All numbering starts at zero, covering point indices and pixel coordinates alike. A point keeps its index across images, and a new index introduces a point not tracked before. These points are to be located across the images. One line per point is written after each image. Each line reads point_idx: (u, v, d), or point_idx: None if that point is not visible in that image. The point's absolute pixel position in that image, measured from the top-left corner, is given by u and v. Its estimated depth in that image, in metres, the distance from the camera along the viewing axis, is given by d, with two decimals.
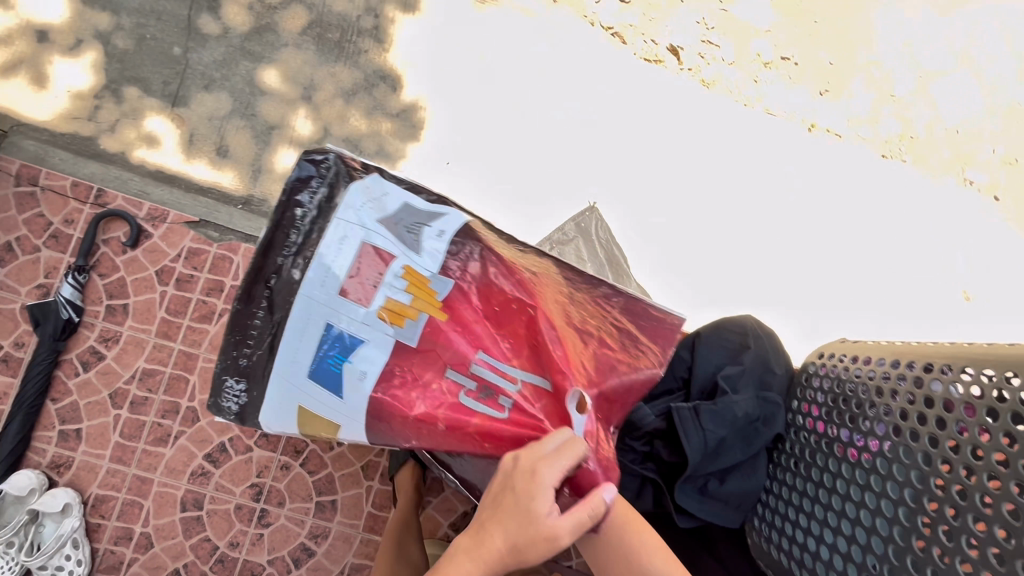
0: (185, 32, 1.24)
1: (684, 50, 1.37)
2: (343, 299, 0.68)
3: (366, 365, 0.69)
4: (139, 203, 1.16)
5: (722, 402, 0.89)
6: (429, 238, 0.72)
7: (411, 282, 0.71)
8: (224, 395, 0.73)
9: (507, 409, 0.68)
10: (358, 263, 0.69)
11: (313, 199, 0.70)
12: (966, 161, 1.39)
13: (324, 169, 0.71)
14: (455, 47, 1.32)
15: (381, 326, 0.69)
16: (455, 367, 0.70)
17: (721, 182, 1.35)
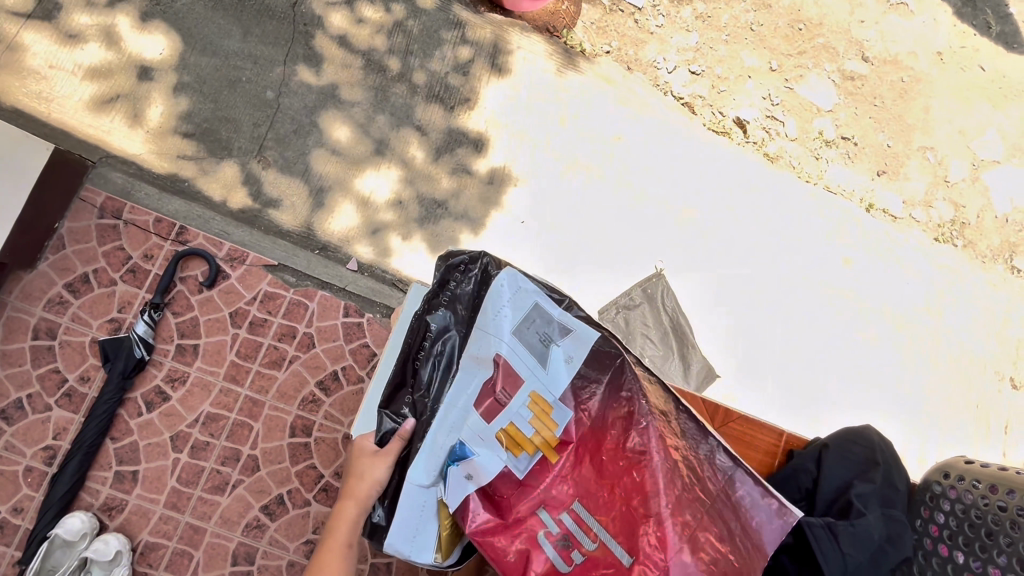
0: (280, 77, 1.23)
1: (749, 123, 1.53)
2: (474, 409, 0.74)
3: (473, 470, 0.72)
4: (219, 243, 1.14)
5: (863, 521, 0.63)
6: (556, 359, 0.75)
7: (533, 404, 0.75)
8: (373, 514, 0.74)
9: (576, 565, 0.67)
10: (489, 373, 0.75)
11: (448, 301, 0.78)
12: (1015, 251, 1.68)
13: (469, 272, 0.79)
14: (538, 106, 1.35)
15: (496, 446, 0.74)
16: (552, 497, 0.71)
17: (774, 257, 1.47)
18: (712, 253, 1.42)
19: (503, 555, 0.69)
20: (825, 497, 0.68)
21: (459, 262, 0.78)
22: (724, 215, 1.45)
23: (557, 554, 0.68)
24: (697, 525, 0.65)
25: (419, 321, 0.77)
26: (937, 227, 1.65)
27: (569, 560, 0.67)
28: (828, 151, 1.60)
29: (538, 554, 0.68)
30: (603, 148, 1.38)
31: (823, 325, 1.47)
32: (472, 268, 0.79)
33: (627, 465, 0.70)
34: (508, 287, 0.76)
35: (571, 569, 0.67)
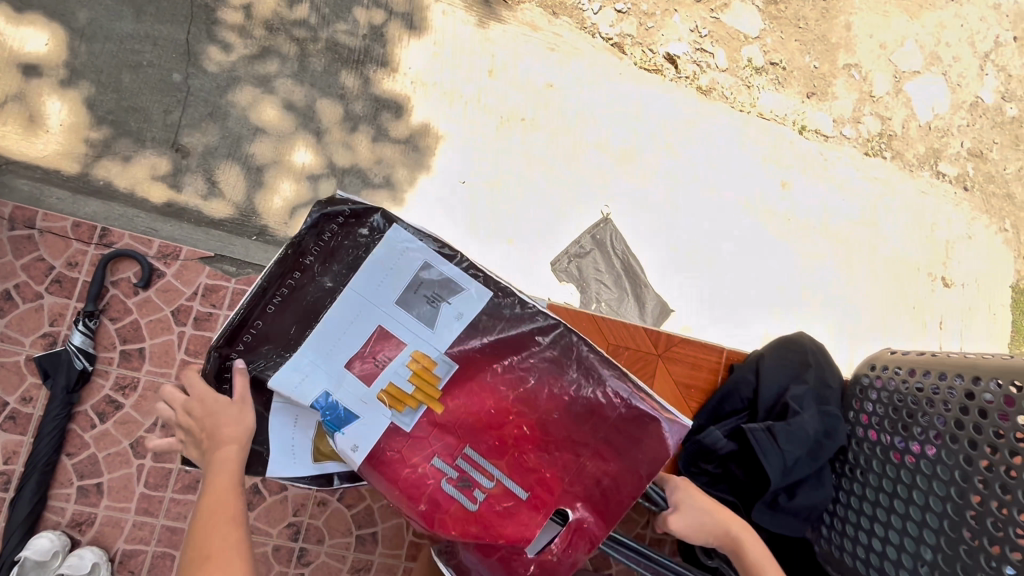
0: (184, 57, 1.16)
1: (680, 58, 1.53)
2: (348, 372, 0.73)
3: (358, 442, 0.71)
4: (148, 241, 1.09)
5: (796, 421, 0.68)
6: (445, 318, 0.73)
7: (413, 363, 0.73)
8: None
9: (480, 503, 0.71)
10: (364, 340, 0.73)
11: (316, 253, 0.73)
12: (939, 157, 1.77)
13: (348, 226, 0.73)
14: (464, 59, 1.32)
15: (380, 407, 0.72)
16: (445, 448, 0.73)
17: (716, 190, 1.50)
18: (657, 192, 1.44)
19: (415, 507, 0.72)
20: (767, 402, 0.73)
21: (340, 213, 0.72)
22: (664, 153, 1.47)
23: (461, 496, 0.72)
24: (579, 459, 0.72)
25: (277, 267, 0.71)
26: (866, 142, 1.71)
27: (473, 499, 0.72)
28: (759, 79, 1.61)
29: (445, 501, 0.71)
30: (535, 97, 1.36)
31: (766, 248, 1.53)
32: (352, 221, 0.73)
33: (515, 417, 0.73)
34: (389, 242, 0.73)
35: (476, 507, 0.71)
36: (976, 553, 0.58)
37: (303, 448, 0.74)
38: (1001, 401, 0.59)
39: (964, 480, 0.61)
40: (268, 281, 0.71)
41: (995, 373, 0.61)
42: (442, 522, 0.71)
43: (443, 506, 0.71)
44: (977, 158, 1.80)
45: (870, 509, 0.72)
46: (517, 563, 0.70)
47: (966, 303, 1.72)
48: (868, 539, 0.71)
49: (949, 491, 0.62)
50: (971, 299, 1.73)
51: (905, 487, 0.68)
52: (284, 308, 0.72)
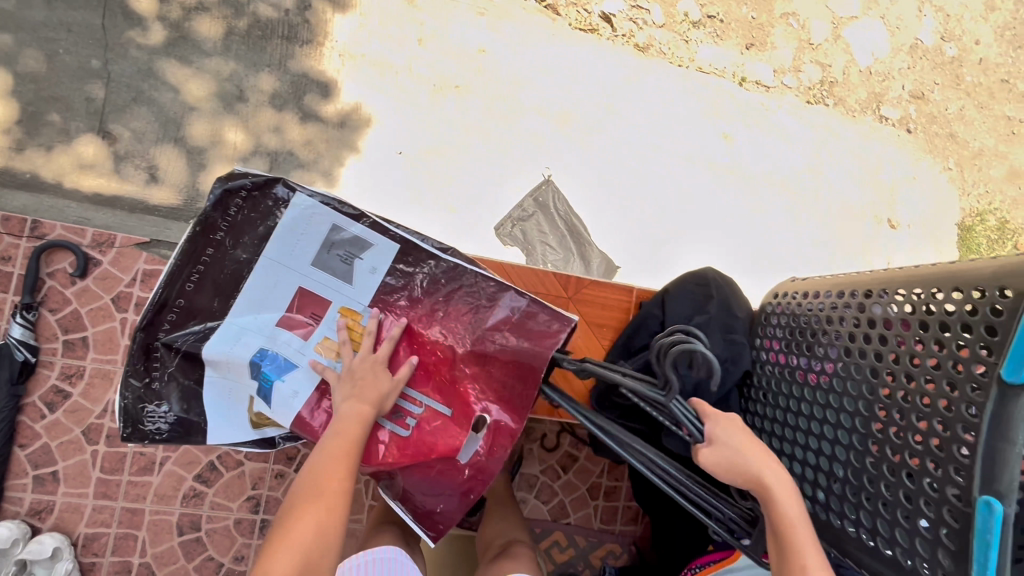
0: (101, 43, 1.14)
1: (615, 16, 1.52)
2: (280, 329, 0.78)
3: (295, 390, 0.78)
4: (81, 231, 1.09)
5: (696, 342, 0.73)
6: (361, 272, 0.77)
7: (340, 316, 0.79)
8: (146, 419, 0.76)
9: (411, 428, 0.78)
10: (290, 300, 0.78)
11: (226, 228, 0.73)
12: (881, 101, 1.79)
13: (253, 200, 0.73)
14: (392, 28, 1.31)
15: (315, 358, 0.79)
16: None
17: (657, 147, 1.52)
18: (596, 151, 1.46)
19: None
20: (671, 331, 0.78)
21: (242, 186, 0.71)
22: (602, 113, 1.48)
23: (393, 425, 0.78)
24: (489, 373, 0.77)
25: (188, 247, 0.72)
26: (808, 90, 1.72)
27: (405, 426, 0.78)
28: (697, 33, 1.62)
29: (380, 433, 0.78)
30: (468, 63, 1.36)
31: (710, 200, 1.56)
32: (256, 194, 0.72)
33: (430, 348, 0.80)
34: (295, 209, 0.74)
35: (409, 432, 0.78)
36: (863, 454, 0.61)
37: (240, 413, 0.79)
38: (888, 310, 0.62)
39: (850, 387, 0.64)
40: (183, 263, 0.72)
41: (875, 285, 0.64)
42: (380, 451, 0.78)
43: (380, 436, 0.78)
44: (919, 100, 1.83)
45: (779, 431, 0.75)
46: (452, 472, 0.77)
47: (912, 243, 1.76)
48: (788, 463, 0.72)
49: (838, 400, 0.65)
50: (917, 239, 1.77)
51: (804, 404, 0.71)
52: (202, 285, 0.74)
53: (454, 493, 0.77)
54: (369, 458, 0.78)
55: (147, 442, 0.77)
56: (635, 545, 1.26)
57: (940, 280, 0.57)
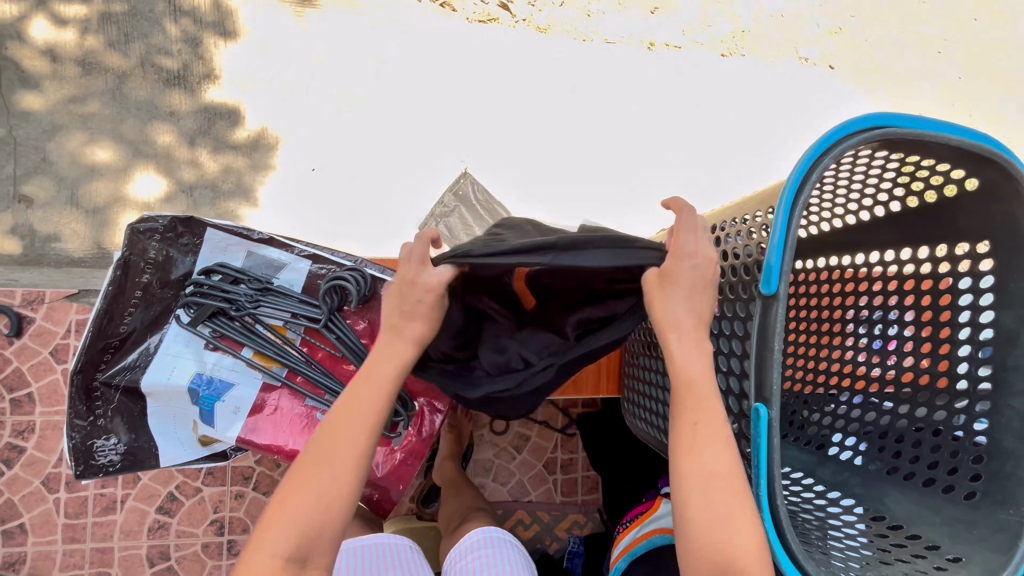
0: (5, 112, 1.20)
1: (512, 3, 1.53)
2: (211, 350, 0.71)
3: (240, 404, 0.71)
4: (10, 293, 1.13)
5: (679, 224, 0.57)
6: (278, 295, 0.73)
7: (275, 331, 0.73)
8: (98, 453, 0.67)
9: None
10: (210, 327, 0.71)
11: (150, 262, 0.69)
12: (798, 42, 1.79)
13: (171, 236, 0.69)
14: (285, 52, 1.34)
15: (251, 373, 0.72)
16: (306, 385, 0.73)
17: (571, 123, 1.54)
18: (509, 138, 1.48)
19: (293, 444, 0.71)
20: (620, 259, 0.56)
21: (156, 227, 0.68)
22: (512, 99, 1.50)
23: None
24: None
25: (113, 287, 0.66)
26: (722, 43, 1.72)
27: None
28: (598, 5, 1.61)
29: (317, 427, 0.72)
30: (368, 73, 1.39)
31: (632, 167, 1.58)
32: (172, 233, 0.69)
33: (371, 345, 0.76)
34: (209, 241, 0.71)
35: None
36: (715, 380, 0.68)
37: (181, 435, 0.70)
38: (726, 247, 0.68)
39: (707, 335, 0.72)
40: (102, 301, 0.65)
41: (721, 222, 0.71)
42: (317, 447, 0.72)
43: None
44: (838, 34, 1.81)
45: None
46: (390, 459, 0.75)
47: None
48: None
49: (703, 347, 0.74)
50: None
51: None
52: (141, 321, 0.69)
53: (389, 475, 0.75)
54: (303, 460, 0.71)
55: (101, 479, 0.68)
56: (598, 512, 1.29)
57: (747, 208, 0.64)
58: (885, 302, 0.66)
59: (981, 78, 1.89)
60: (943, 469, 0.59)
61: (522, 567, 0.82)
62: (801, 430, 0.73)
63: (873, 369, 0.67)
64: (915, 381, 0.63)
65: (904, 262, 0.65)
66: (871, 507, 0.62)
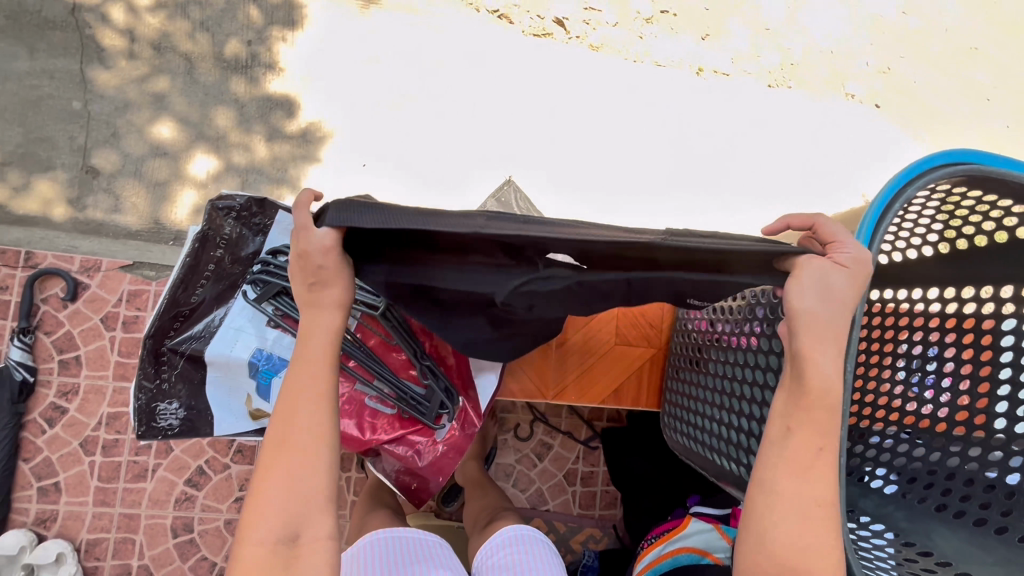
0: (81, 85, 1.25)
1: (567, 20, 1.57)
2: (271, 327, 0.73)
3: None
4: (70, 258, 1.18)
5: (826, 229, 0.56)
6: None
7: None
8: (160, 416, 0.71)
9: (395, 409, 0.75)
10: (272, 305, 0.72)
11: (224, 238, 0.71)
12: (844, 79, 1.79)
13: (247, 215, 0.72)
14: (348, 50, 1.39)
15: None
16: (359, 370, 0.75)
17: (616, 140, 1.57)
18: (554, 150, 1.51)
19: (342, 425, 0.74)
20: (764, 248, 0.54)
21: (234, 205, 0.70)
22: (560, 112, 1.53)
23: (378, 404, 0.75)
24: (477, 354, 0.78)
25: (191, 260, 0.69)
26: (769, 74, 1.74)
27: (389, 406, 0.75)
28: (650, 28, 1.64)
29: (364, 411, 0.75)
30: (424, 76, 1.44)
31: (672, 188, 1.60)
32: (248, 212, 0.71)
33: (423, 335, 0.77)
34: (279, 223, 0.73)
35: (393, 413, 0.75)
36: None
37: (235, 407, 0.73)
38: None
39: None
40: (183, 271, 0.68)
41: None
42: (362, 431, 0.74)
43: (366, 417, 0.75)
44: (886, 73, 1.82)
45: None
46: (430, 450, 0.76)
47: None
48: None
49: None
50: None
51: None
52: (212, 294, 0.72)
53: (429, 467, 0.76)
54: (349, 441, 0.74)
55: (160, 440, 0.72)
56: (614, 528, 1.28)
57: None
58: (939, 340, 0.70)
59: None
60: (995, 510, 0.64)
61: (554, 564, 0.82)
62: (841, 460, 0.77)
63: (923, 406, 0.70)
64: (968, 420, 0.67)
65: (946, 300, 0.69)
66: (917, 542, 0.67)
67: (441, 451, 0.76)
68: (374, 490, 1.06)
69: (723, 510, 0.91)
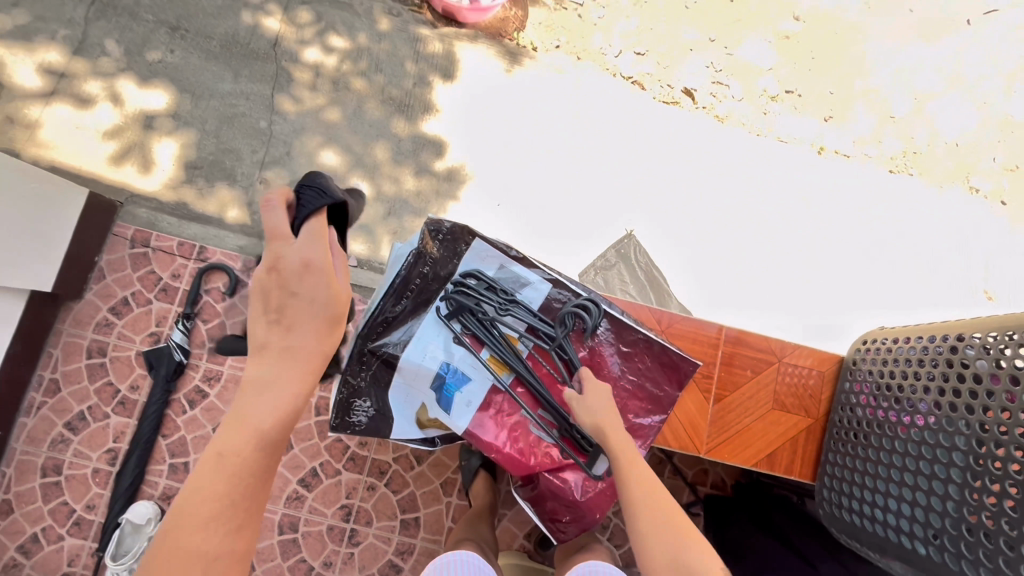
0: (268, 108, 1.41)
1: (696, 91, 1.65)
2: (456, 344, 0.78)
3: (472, 398, 0.77)
4: (235, 256, 1.30)
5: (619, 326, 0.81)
6: (521, 311, 0.79)
7: (510, 340, 0.79)
8: (352, 412, 0.76)
9: (558, 439, 0.77)
10: (460, 324, 0.78)
11: (429, 259, 0.78)
12: (970, 172, 1.77)
13: (450, 240, 0.79)
14: (496, 100, 1.51)
15: (484, 373, 0.78)
16: (527, 397, 0.78)
17: (734, 207, 1.60)
18: (674, 210, 1.56)
19: (508, 448, 0.76)
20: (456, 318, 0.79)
21: (444, 229, 0.77)
22: (682, 175, 1.58)
23: (541, 432, 0.77)
24: (634, 397, 0.81)
25: (404, 273, 0.75)
26: (891, 160, 1.74)
27: (553, 436, 0.77)
28: (775, 106, 1.70)
29: (528, 437, 0.77)
30: (560, 129, 1.54)
31: (787, 260, 1.60)
32: (453, 236, 0.78)
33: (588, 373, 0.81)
34: (473, 249, 0.79)
35: (555, 443, 0.77)
36: (972, 489, 0.65)
37: (411, 414, 0.78)
38: (981, 365, 0.67)
39: (925, 439, 0.72)
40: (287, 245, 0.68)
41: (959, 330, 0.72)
42: (527, 457, 0.76)
43: (529, 443, 0.77)
44: (1014, 171, 1.78)
45: (870, 469, 0.80)
46: (589, 486, 0.76)
47: None
48: (895, 505, 0.75)
49: (916, 450, 0.73)
50: None
51: (899, 444, 0.75)
52: (411, 306, 0.78)
53: (585, 502, 0.76)
54: (513, 465, 0.76)
55: (348, 434, 0.76)
56: None
57: (1014, 323, 0.65)
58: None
59: None
60: None
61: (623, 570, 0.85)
62: None
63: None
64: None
65: None
66: None
67: (599, 488, 0.76)
68: (472, 518, 1.10)
69: None
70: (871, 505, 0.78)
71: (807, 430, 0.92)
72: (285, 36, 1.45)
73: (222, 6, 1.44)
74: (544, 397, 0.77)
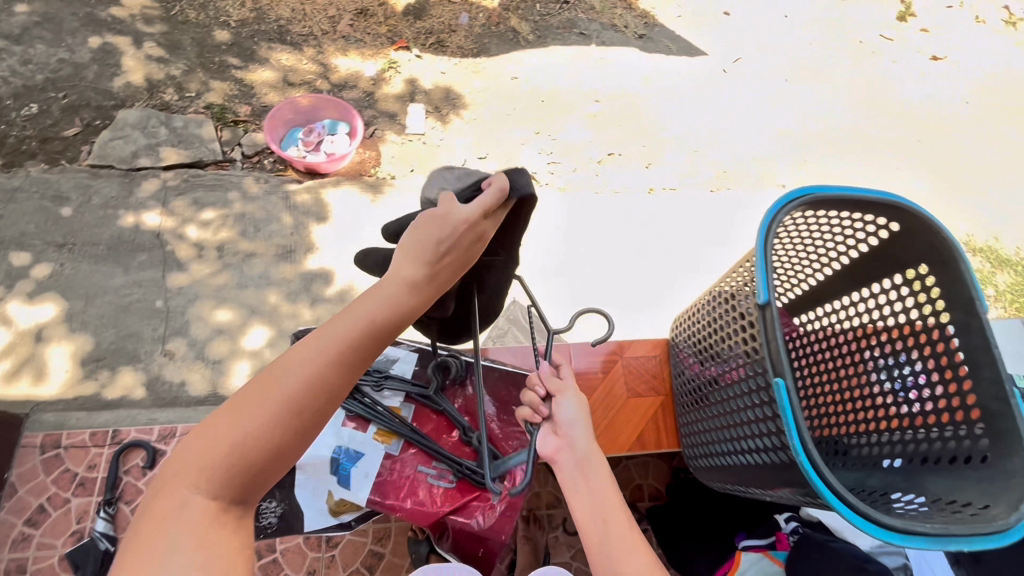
0: (161, 288, 1.55)
1: (536, 174, 1.97)
2: (345, 427, 0.90)
3: (369, 470, 0.87)
4: (150, 429, 1.35)
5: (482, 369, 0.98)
6: (393, 380, 0.93)
7: (392, 410, 0.92)
8: (264, 515, 0.84)
9: (454, 480, 0.87)
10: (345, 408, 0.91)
11: None
12: (773, 175, 2.15)
13: None
14: (368, 225, 1.74)
15: (376, 445, 0.89)
16: (418, 454, 0.89)
17: (594, 253, 1.86)
18: (545, 270, 1.80)
19: (412, 503, 0.86)
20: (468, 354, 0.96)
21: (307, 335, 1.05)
22: (543, 240, 1.84)
23: (439, 480, 0.88)
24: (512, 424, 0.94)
25: None
26: (708, 182, 2.10)
27: (449, 480, 0.88)
28: (603, 167, 2.05)
29: (428, 488, 0.87)
30: None
31: (653, 282, 1.84)
32: None
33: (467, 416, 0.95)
34: None
35: (453, 485, 0.87)
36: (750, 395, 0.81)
37: (319, 504, 0.86)
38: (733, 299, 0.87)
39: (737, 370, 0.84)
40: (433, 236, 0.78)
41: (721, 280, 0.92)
42: (431, 505, 0.86)
43: (430, 494, 0.87)
44: (804, 164, 2.18)
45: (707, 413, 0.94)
46: (491, 514, 0.86)
47: None
48: (726, 435, 0.89)
49: (734, 382, 0.85)
50: None
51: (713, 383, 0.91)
52: None
53: (491, 529, 0.86)
54: (420, 518, 0.85)
55: (263, 538, 0.84)
56: None
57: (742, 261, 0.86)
58: (891, 348, 0.83)
59: (943, 185, 2.19)
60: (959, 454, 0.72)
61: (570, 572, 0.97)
62: (846, 456, 0.86)
63: (902, 407, 0.80)
64: (949, 406, 0.75)
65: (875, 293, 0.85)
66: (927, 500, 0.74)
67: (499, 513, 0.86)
68: None
69: (767, 538, 1.03)
70: (716, 443, 0.92)
71: (666, 407, 1.08)
72: (166, 225, 1.63)
73: (103, 216, 1.61)
74: (431, 447, 0.88)
